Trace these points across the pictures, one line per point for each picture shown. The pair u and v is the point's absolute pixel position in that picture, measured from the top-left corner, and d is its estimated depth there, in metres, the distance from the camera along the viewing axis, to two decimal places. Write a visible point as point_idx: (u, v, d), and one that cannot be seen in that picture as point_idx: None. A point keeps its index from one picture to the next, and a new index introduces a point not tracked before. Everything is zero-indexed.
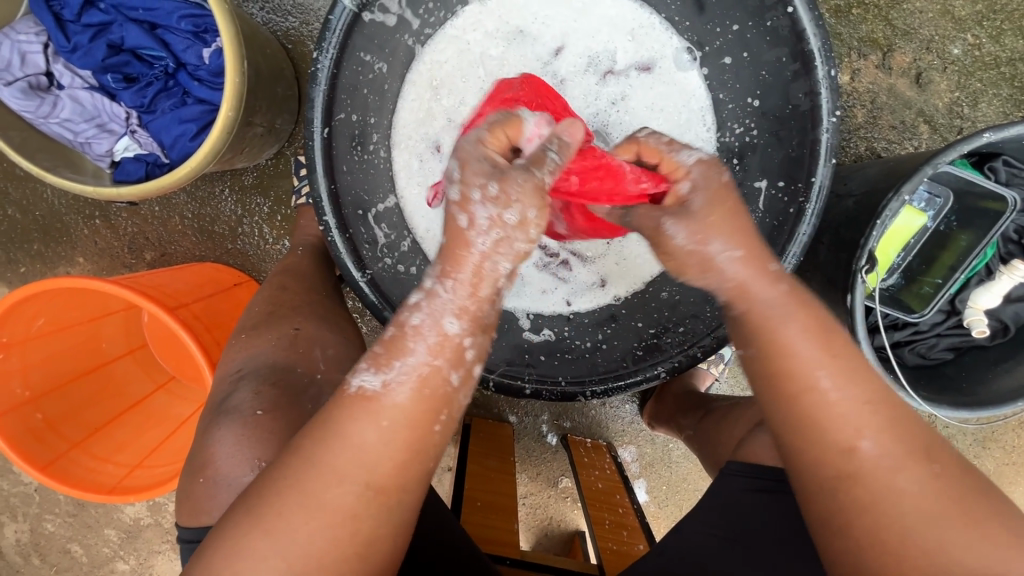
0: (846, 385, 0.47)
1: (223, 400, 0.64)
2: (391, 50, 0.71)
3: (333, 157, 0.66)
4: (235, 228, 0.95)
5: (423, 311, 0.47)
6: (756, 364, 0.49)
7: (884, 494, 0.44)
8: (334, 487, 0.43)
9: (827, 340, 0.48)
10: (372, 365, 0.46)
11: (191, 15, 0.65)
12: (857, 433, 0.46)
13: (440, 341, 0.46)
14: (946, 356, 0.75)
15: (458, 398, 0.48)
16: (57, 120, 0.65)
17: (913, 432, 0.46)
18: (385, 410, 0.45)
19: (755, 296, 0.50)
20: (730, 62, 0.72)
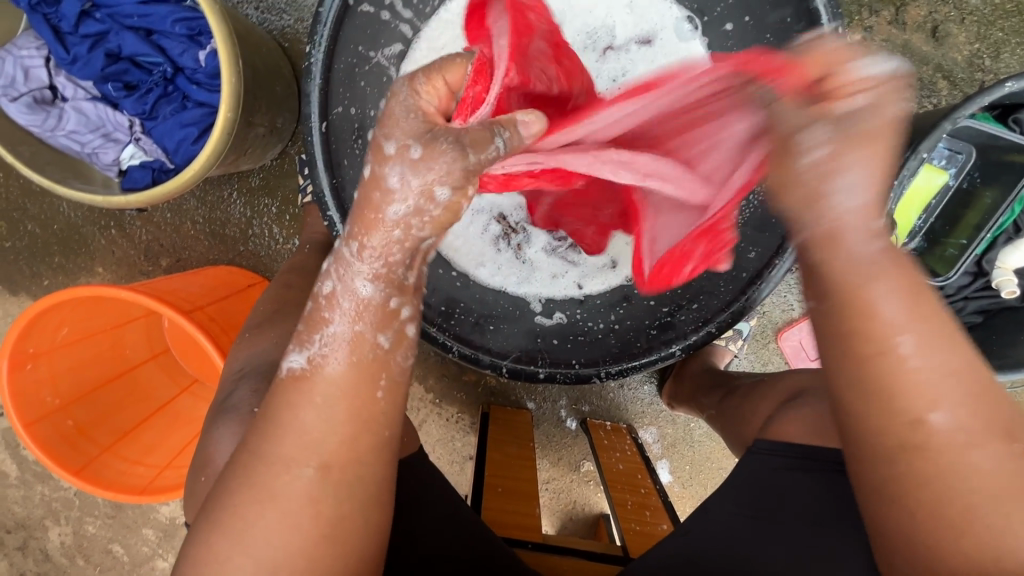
0: (929, 351, 0.41)
1: (231, 397, 0.64)
2: (386, 39, 0.70)
3: (333, 152, 0.66)
4: (245, 230, 0.96)
5: (333, 278, 0.44)
6: (828, 317, 0.43)
7: (950, 469, 0.41)
8: (285, 474, 0.44)
9: (917, 300, 0.41)
10: (298, 345, 0.45)
11: (184, 19, 0.65)
12: (931, 404, 0.41)
13: (358, 307, 0.44)
14: (974, 319, 0.73)
15: (394, 360, 0.46)
16: (64, 133, 0.66)
17: (996, 406, 0.42)
18: (319, 389, 0.44)
19: (843, 243, 0.41)
20: (733, 28, 0.70)
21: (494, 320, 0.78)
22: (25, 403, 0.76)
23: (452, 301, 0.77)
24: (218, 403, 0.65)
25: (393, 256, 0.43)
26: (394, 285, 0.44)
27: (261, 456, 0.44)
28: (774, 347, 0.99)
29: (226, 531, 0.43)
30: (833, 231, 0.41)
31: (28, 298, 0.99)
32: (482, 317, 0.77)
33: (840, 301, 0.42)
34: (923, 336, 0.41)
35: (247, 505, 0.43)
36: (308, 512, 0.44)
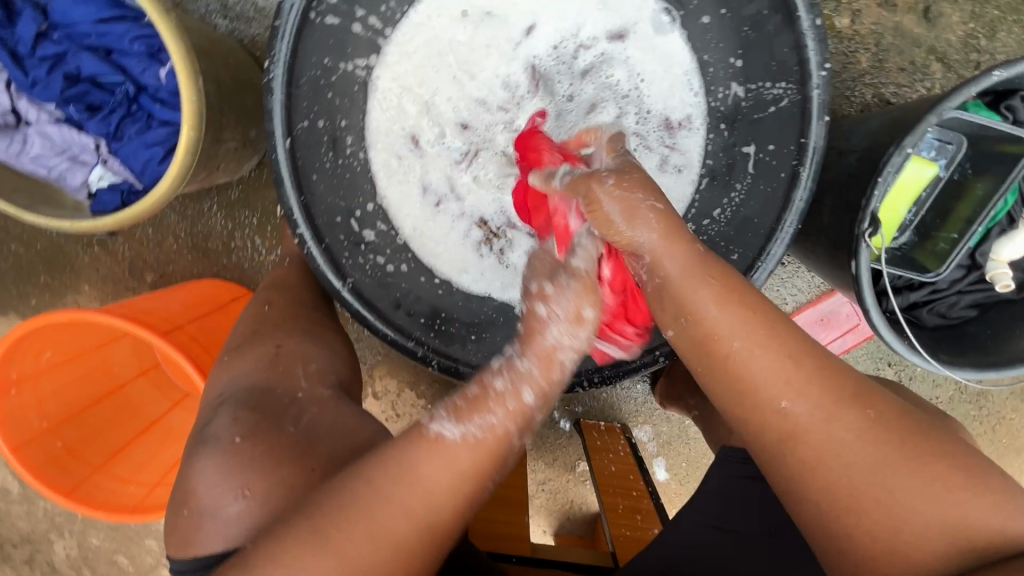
0: (766, 347, 0.48)
1: (210, 426, 0.60)
2: (351, 48, 0.68)
3: (300, 168, 0.64)
4: (228, 243, 0.95)
5: (505, 375, 0.52)
6: (682, 340, 0.51)
7: (824, 446, 0.46)
8: (399, 518, 0.47)
9: (737, 306, 0.49)
10: (452, 416, 0.50)
11: (143, 36, 0.64)
12: (781, 391, 0.47)
13: (517, 405, 0.51)
14: (969, 314, 0.70)
15: (511, 457, 0.52)
16: (29, 158, 0.66)
17: (838, 380, 0.47)
18: (456, 452, 0.49)
19: (665, 269, 0.51)
20: (709, 21, 0.67)
21: (476, 329, 0.75)
22: (12, 428, 0.76)
23: (435, 310, 0.74)
24: (197, 433, 0.61)
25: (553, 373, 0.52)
26: (545, 403, 0.53)
27: (387, 496, 0.47)
28: None
29: (324, 546, 0.45)
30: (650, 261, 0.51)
31: (17, 317, 1.00)
32: (466, 326, 0.74)
33: (676, 311, 0.51)
34: (739, 332, 0.48)
35: (353, 532, 0.46)
36: (400, 553, 0.46)
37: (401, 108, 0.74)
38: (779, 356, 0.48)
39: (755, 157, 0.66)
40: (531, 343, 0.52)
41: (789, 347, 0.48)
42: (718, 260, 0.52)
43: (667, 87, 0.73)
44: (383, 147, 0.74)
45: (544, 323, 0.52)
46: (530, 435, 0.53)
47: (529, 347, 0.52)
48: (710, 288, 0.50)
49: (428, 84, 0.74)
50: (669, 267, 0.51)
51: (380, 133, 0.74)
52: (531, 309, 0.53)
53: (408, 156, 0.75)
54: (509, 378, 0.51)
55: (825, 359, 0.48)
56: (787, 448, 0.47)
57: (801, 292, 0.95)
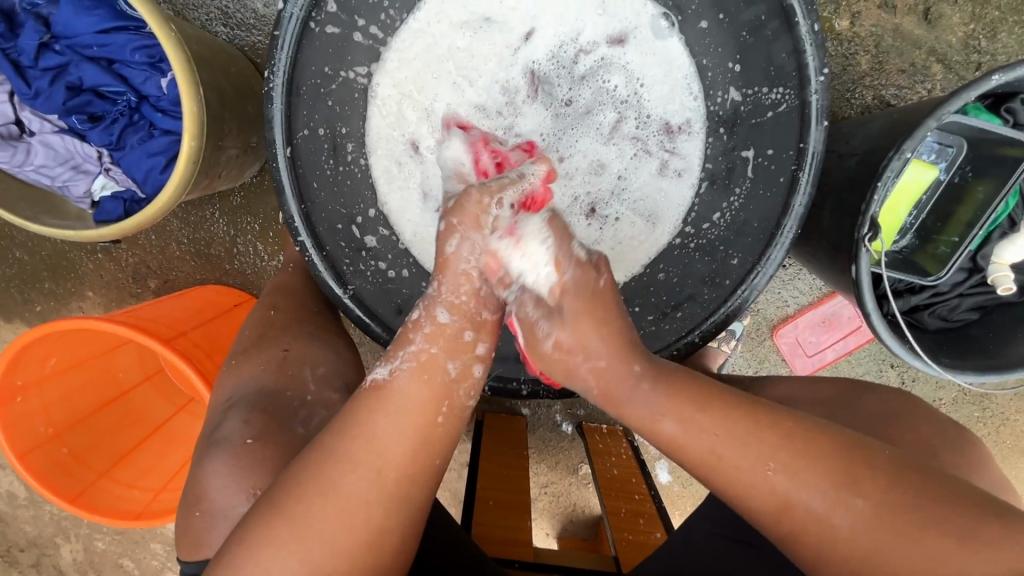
0: (742, 450, 0.50)
1: (221, 428, 0.61)
2: (350, 56, 0.68)
3: (301, 176, 0.64)
4: (230, 248, 0.95)
5: (421, 310, 0.53)
6: (668, 456, 0.54)
7: (826, 537, 0.47)
8: (349, 474, 0.47)
9: (693, 415, 0.52)
10: (384, 361, 0.52)
11: (144, 46, 0.64)
12: (769, 486, 0.49)
13: (437, 330, 0.52)
14: (971, 317, 0.69)
15: (457, 392, 0.52)
16: (32, 167, 0.66)
17: (818, 462, 0.49)
18: (394, 399, 0.50)
19: (619, 395, 0.55)
20: (708, 26, 0.68)
21: None
22: (18, 435, 0.77)
23: None
24: (204, 440, 0.61)
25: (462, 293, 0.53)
26: (470, 320, 0.53)
27: (338, 454, 0.48)
28: (770, 344, 0.97)
29: (283, 517, 0.46)
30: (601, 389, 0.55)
31: (22, 324, 1.00)
32: None
33: (646, 431, 0.55)
34: (699, 442, 0.51)
35: (308, 496, 0.47)
36: (360, 511, 0.47)
37: (401, 114, 0.75)
38: (751, 457, 0.50)
39: (754, 161, 0.66)
40: (442, 270, 0.53)
41: (761, 446, 0.50)
42: (666, 371, 0.55)
43: (666, 91, 0.73)
44: (383, 153, 0.75)
45: (452, 253, 0.54)
46: (471, 368, 0.53)
47: (443, 274, 0.54)
48: (630, 359, 0.54)
49: (428, 90, 0.74)
50: (624, 395, 0.54)
51: (380, 140, 0.74)
52: (443, 235, 0.54)
53: (408, 163, 0.75)
54: (422, 307, 0.53)
55: (803, 444, 0.50)
56: (791, 540, 0.49)
57: (803, 295, 0.95)
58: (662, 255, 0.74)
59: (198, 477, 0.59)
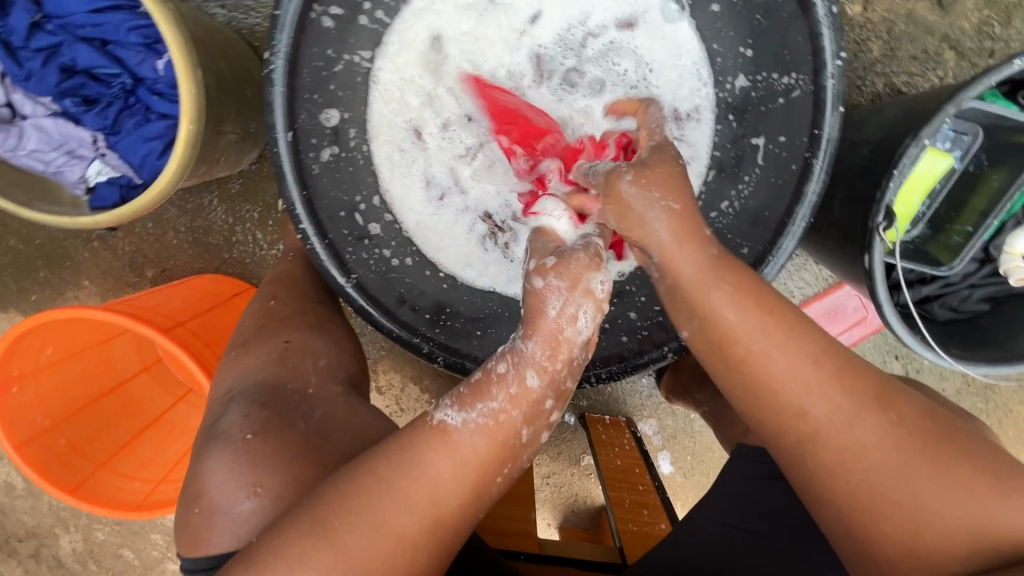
0: (792, 355, 0.49)
1: (220, 423, 0.60)
2: (353, 38, 0.66)
3: (303, 162, 0.63)
4: (229, 237, 0.94)
5: (508, 361, 0.50)
6: (698, 341, 0.52)
7: (845, 452, 0.48)
8: (400, 509, 0.47)
9: (761, 305, 0.50)
10: (455, 404, 0.50)
11: (139, 26, 0.62)
12: (805, 392, 0.48)
13: (521, 393, 0.49)
14: (981, 307, 0.68)
15: (521, 454, 0.51)
16: (26, 152, 0.64)
17: (877, 414, 0.48)
18: (460, 446, 0.48)
19: (679, 265, 0.51)
20: (719, 9, 0.66)
21: (482, 322, 0.74)
22: (15, 425, 0.76)
23: (439, 305, 0.73)
24: (206, 431, 0.60)
25: (558, 360, 0.49)
26: (557, 390, 0.50)
27: (390, 487, 0.47)
28: None
29: (323, 541, 0.45)
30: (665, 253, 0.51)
31: (17, 313, 0.99)
32: (471, 321, 0.73)
33: (689, 310, 0.51)
34: (760, 351, 0.49)
35: (352, 523, 0.46)
36: (401, 546, 0.46)
37: (403, 99, 0.73)
38: (799, 359, 0.49)
39: (765, 148, 0.65)
40: (537, 328, 0.49)
41: (811, 347, 0.49)
42: (732, 260, 0.52)
43: (676, 77, 0.71)
44: (384, 139, 0.73)
45: (544, 300, 0.49)
46: (539, 434, 0.51)
47: (533, 330, 0.49)
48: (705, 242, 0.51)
49: (432, 75, 0.73)
50: (684, 262, 0.51)
51: (382, 125, 0.72)
52: (533, 294, 0.50)
53: (410, 150, 0.74)
54: (512, 367, 0.49)
55: (850, 364, 0.50)
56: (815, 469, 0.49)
57: (808, 285, 0.94)
58: None
59: (199, 470, 0.57)
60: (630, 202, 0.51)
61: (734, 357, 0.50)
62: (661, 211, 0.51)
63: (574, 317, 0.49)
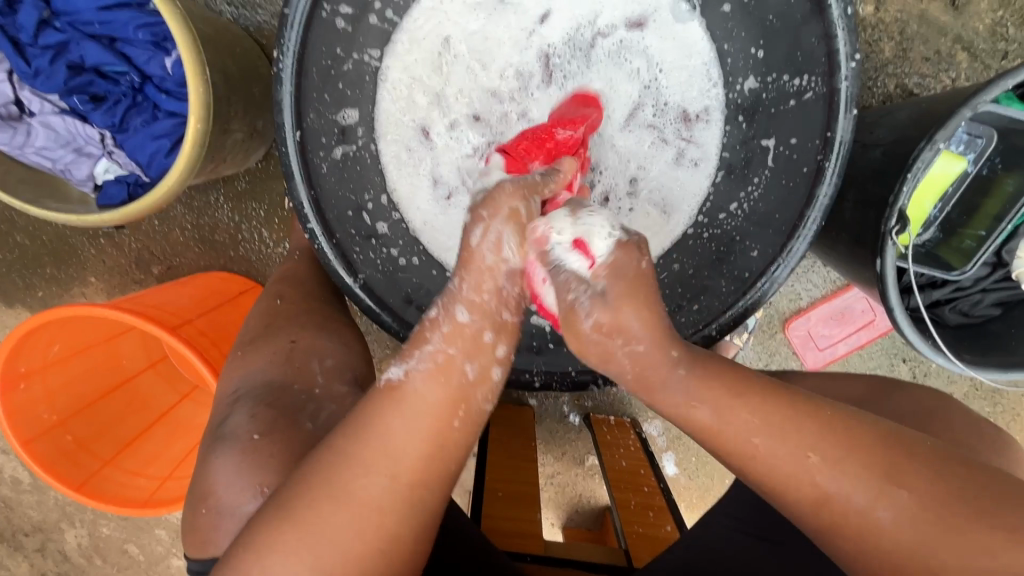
0: (779, 443, 0.47)
1: (227, 423, 0.60)
2: (362, 36, 0.66)
3: (310, 161, 0.63)
4: (235, 235, 0.94)
5: (439, 307, 0.50)
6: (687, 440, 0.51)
7: (863, 532, 0.45)
8: (362, 477, 0.46)
9: (738, 406, 0.48)
10: (399, 359, 0.50)
11: (147, 24, 0.61)
12: (811, 483, 0.46)
13: (454, 330, 0.49)
14: (993, 312, 0.68)
15: (474, 397, 0.49)
16: (33, 149, 0.64)
17: (868, 452, 0.46)
18: (408, 399, 0.48)
19: (653, 381, 0.49)
20: (730, 10, 0.65)
21: None
22: (22, 422, 0.76)
23: None
24: (212, 432, 0.60)
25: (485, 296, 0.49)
26: (490, 321, 0.50)
27: (348, 459, 0.47)
28: (781, 337, 0.95)
29: (289, 523, 0.45)
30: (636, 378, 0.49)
31: (24, 309, 0.99)
32: None
33: (664, 410, 0.51)
34: (738, 428, 0.48)
35: (316, 501, 0.46)
36: (371, 516, 0.46)
37: (411, 98, 0.72)
38: (790, 446, 0.47)
39: (775, 150, 0.64)
40: (466, 264, 0.50)
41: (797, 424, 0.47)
42: (708, 360, 0.50)
43: (686, 78, 0.71)
44: (392, 138, 0.73)
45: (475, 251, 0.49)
46: (491, 371, 0.50)
47: (466, 272, 0.50)
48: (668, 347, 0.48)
49: (440, 73, 0.72)
50: (661, 392, 0.49)
51: (390, 124, 0.72)
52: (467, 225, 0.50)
53: (418, 149, 0.74)
54: (442, 305, 0.50)
55: (850, 432, 0.47)
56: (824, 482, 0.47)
57: (816, 288, 0.93)
58: (676, 246, 0.72)
59: (204, 471, 0.57)
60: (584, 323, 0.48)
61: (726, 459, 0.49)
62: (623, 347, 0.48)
63: (497, 245, 0.49)
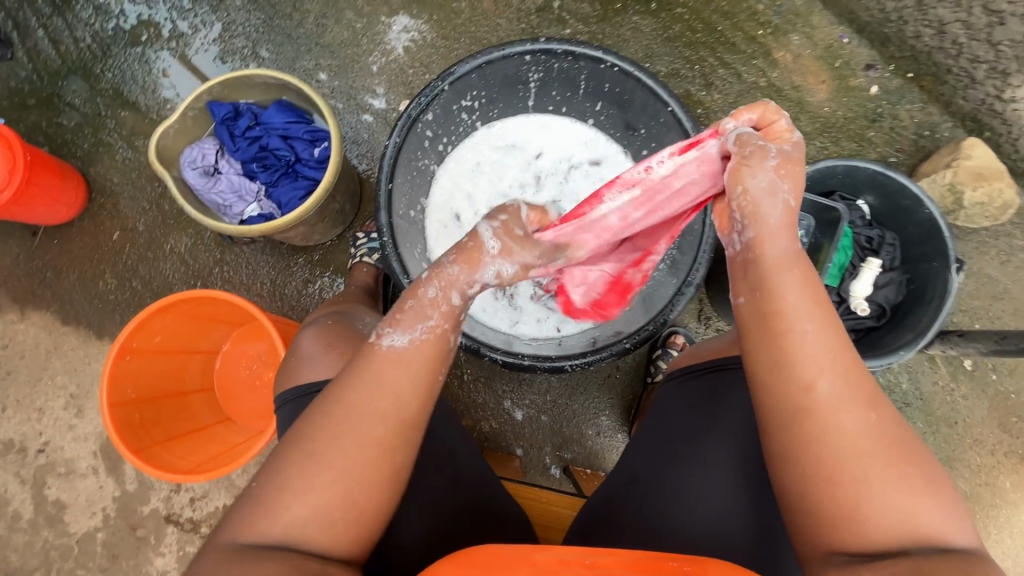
0: (822, 333, 0.57)
1: (312, 322, 0.92)
2: (431, 151, 1.10)
3: (391, 205, 0.99)
4: (302, 290, 1.25)
5: (436, 285, 0.63)
6: (751, 305, 0.60)
7: (831, 426, 0.55)
8: (362, 419, 0.58)
9: (812, 290, 0.58)
10: (398, 329, 0.62)
11: (311, 130, 1.03)
12: (817, 374, 0.56)
13: (448, 310, 0.63)
14: (849, 335, 0.99)
15: (451, 352, 0.64)
16: (215, 192, 1.02)
17: (864, 378, 0.57)
18: (404, 352, 0.61)
19: (770, 246, 0.60)
20: (646, 152, 1.10)
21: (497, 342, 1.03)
22: (115, 389, 0.95)
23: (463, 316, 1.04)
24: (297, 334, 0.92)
25: (473, 279, 0.64)
26: (471, 307, 0.65)
27: (354, 405, 0.59)
28: None
29: (304, 460, 0.57)
30: (760, 236, 0.60)
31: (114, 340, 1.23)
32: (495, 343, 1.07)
33: (756, 282, 0.60)
34: (787, 307, 0.58)
35: (325, 441, 0.58)
36: (370, 450, 0.58)
37: (453, 194, 1.16)
38: (829, 341, 0.57)
39: None
40: (460, 251, 0.64)
41: (837, 336, 0.57)
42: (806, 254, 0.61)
43: None
44: (436, 216, 1.14)
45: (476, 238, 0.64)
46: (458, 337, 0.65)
47: (456, 260, 0.64)
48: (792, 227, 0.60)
49: (473, 183, 1.17)
50: (772, 245, 0.60)
51: (437, 207, 1.14)
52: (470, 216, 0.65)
53: (452, 223, 1.14)
54: (439, 287, 0.63)
55: (866, 374, 0.57)
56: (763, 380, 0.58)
57: None
58: None
59: (293, 350, 0.87)
60: (757, 179, 0.61)
61: (766, 312, 0.59)
62: (782, 206, 0.60)
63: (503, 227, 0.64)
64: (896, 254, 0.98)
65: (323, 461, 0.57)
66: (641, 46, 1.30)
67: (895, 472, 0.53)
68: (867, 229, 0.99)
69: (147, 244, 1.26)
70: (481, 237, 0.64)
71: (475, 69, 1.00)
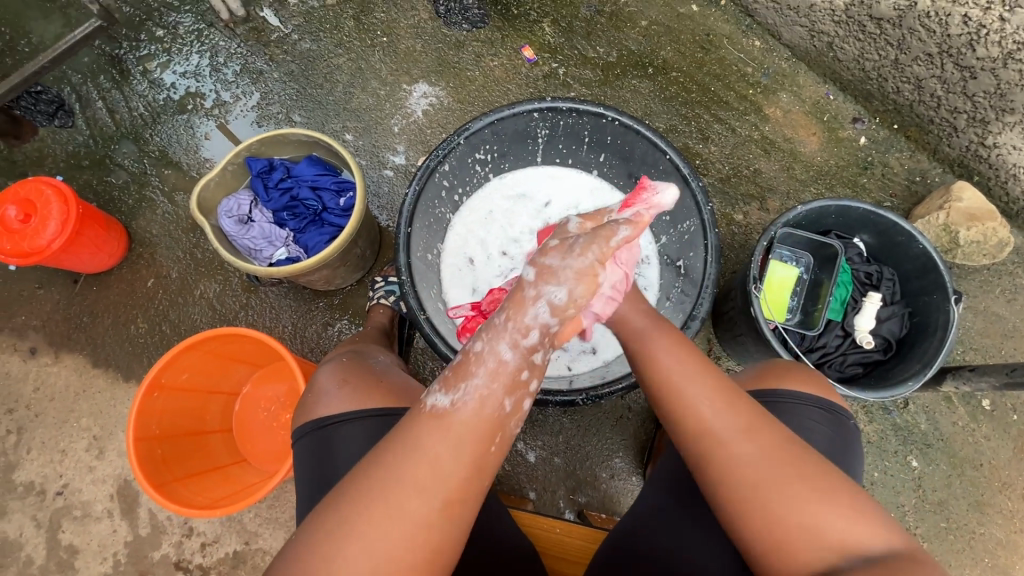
0: (715, 405, 0.66)
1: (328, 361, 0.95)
2: (447, 199, 1.17)
3: (409, 248, 1.05)
4: (322, 333, 1.31)
5: (484, 340, 0.62)
6: (660, 406, 0.70)
7: (757, 490, 0.60)
8: (414, 497, 0.55)
9: (703, 373, 0.69)
10: (444, 388, 0.61)
11: (338, 182, 1.13)
12: (727, 441, 0.64)
13: (498, 370, 0.61)
14: (857, 368, 1.01)
15: (508, 423, 0.61)
16: (248, 239, 1.09)
17: (767, 429, 0.64)
18: (455, 424, 0.58)
19: (656, 352, 0.73)
20: None
21: None
22: (140, 424, 0.98)
23: None
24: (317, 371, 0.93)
25: (525, 336, 0.62)
26: (528, 365, 0.62)
27: (402, 479, 0.56)
28: None
29: (348, 530, 0.54)
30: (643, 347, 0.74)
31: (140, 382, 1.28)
32: None
33: (656, 382, 0.71)
34: (686, 391, 0.68)
35: (371, 516, 0.55)
36: (416, 530, 0.55)
37: (466, 240, 1.23)
38: (727, 409, 0.65)
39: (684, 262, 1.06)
40: (516, 304, 0.63)
41: (735, 402, 0.66)
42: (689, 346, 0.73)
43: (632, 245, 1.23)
44: (451, 261, 1.21)
45: (533, 294, 0.64)
46: (521, 402, 0.62)
47: (515, 312, 0.63)
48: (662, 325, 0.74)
49: (485, 229, 1.24)
50: (657, 351, 0.72)
51: (451, 252, 1.22)
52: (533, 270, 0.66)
53: (465, 267, 1.21)
54: (486, 346, 0.61)
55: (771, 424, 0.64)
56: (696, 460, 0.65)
57: None
58: None
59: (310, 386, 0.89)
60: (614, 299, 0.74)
61: (673, 410, 0.68)
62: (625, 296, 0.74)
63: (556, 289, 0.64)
64: (896, 288, 1.01)
65: (368, 534, 0.54)
66: (641, 106, 1.41)
67: (828, 512, 0.57)
68: (865, 264, 1.03)
69: (178, 290, 1.33)
70: (531, 283, 0.65)
71: (488, 125, 1.09)
